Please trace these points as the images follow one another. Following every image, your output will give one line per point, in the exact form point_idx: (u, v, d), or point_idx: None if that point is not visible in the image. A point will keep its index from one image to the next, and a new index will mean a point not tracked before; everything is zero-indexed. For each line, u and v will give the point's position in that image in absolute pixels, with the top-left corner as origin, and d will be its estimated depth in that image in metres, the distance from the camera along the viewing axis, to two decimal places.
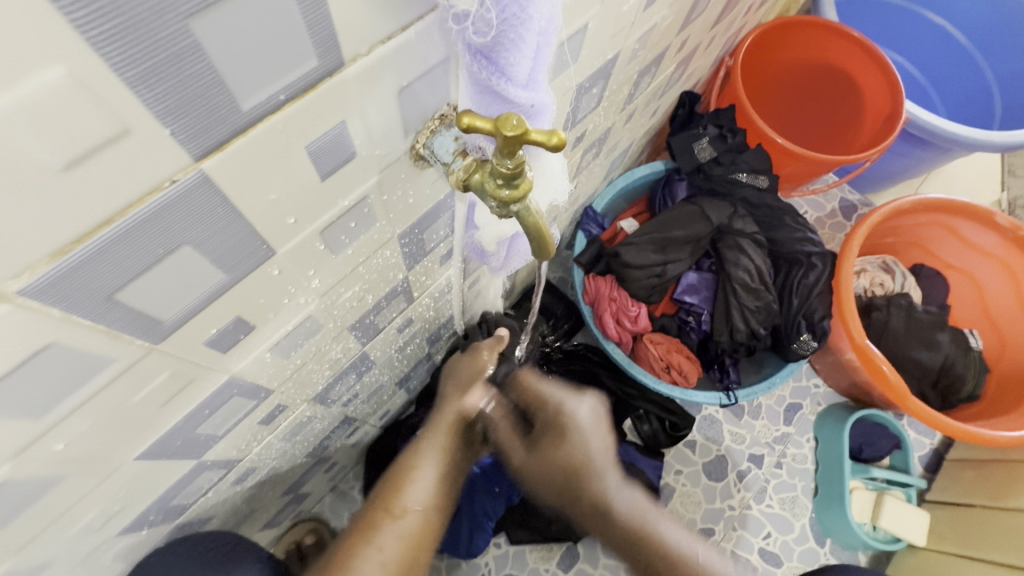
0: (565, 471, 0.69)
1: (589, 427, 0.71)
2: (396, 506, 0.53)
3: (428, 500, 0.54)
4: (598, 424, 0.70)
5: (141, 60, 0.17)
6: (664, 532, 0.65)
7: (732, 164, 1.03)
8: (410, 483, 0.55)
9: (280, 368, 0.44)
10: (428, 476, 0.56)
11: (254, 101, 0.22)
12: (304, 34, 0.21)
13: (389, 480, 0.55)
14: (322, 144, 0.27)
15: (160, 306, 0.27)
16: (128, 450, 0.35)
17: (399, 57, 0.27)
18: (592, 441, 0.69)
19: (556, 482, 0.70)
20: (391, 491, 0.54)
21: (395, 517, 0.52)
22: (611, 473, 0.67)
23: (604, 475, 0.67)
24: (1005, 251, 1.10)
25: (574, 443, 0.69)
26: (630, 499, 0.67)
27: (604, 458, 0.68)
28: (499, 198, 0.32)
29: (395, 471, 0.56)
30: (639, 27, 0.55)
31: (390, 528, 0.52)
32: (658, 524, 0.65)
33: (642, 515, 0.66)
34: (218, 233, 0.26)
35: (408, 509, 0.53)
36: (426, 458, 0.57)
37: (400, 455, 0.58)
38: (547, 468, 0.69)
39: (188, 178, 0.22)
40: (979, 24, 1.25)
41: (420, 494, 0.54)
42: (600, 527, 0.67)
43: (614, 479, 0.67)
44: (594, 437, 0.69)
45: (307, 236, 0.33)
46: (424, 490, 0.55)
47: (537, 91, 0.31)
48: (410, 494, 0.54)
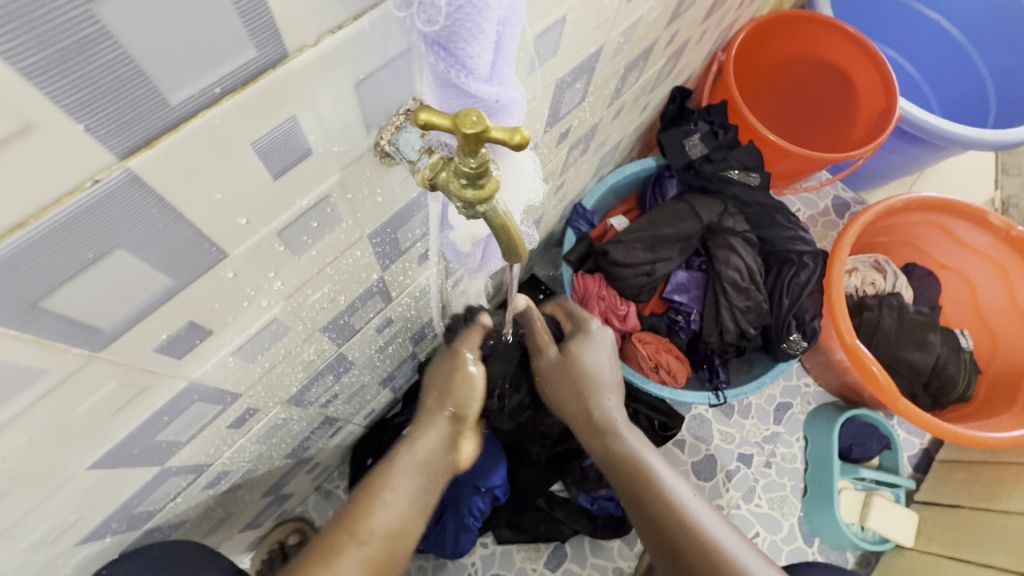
0: (587, 421, 0.59)
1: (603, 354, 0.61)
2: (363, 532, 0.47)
3: (394, 525, 0.48)
4: (611, 347, 0.62)
5: (39, 47, 0.16)
6: (678, 489, 0.53)
7: (723, 161, 1.02)
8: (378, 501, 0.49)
9: (246, 371, 0.43)
10: (399, 497, 0.49)
11: (184, 94, 0.20)
12: (235, 21, 0.20)
13: (360, 496, 0.49)
14: (271, 142, 0.26)
15: (97, 312, 0.25)
16: (79, 459, 0.34)
17: (352, 48, 0.25)
18: (606, 367, 0.61)
19: (570, 398, 0.60)
20: (357, 514, 0.48)
21: (360, 544, 0.47)
22: (617, 401, 0.59)
23: (606, 396, 0.59)
24: (998, 252, 1.10)
25: (586, 348, 0.61)
26: (652, 455, 0.55)
27: (614, 389, 0.60)
28: (464, 199, 0.30)
29: (367, 488, 0.50)
30: (624, 20, 0.53)
31: (350, 551, 0.46)
32: (658, 466, 0.55)
33: (644, 456, 0.55)
34: (157, 234, 0.24)
35: (373, 534, 0.47)
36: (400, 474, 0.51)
37: (374, 469, 0.51)
38: (562, 372, 0.61)
39: (112, 178, 0.20)
40: (974, 21, 1.24)
41: (387, 519, 0.48)
42: (604, 460, 0.57)
43: (619, 411, 0.58)
44: (601, 357, 0.61)
45: (264, 237, 0.31)
46: (392, 514, 0.49)
47: (503, 85, 0.29)
48: (377, 515, 0.48)
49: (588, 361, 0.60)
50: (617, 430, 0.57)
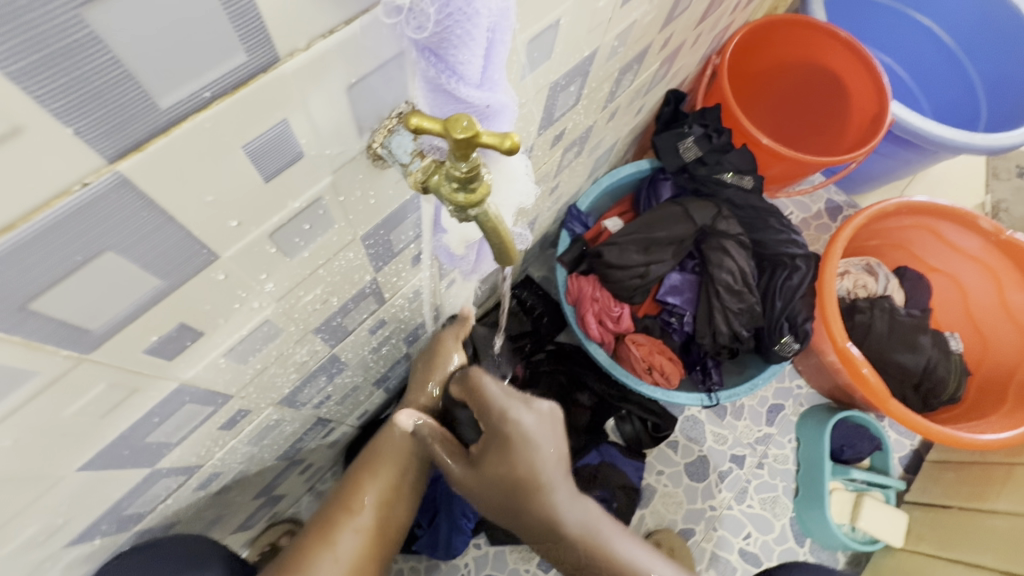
0: (516, 491, 0.48)
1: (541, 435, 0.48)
2: (354, 503, 0.54)
3: (383, 500, 0.55)
4: (555, 419, 0.50)
5: (28, 51, 0.16)
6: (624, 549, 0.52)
7: (717, 164, 1.03)
8: (371, 477, 0.55)
9: (238, 373, 0.43)
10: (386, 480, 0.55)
11: (174, 97, 0.20)
12: (225, 25, 0.20)
13: (356, 471, 0.56)
14: (262, 145, 0.26)
15: (86, 313, 0.25)
16: (70, 460, 0.33)
17: (345, 52, 0.26)
18: (546, 452, 0.48)
19: (502, 499, 0.50)
20: (350, 490, 0.55)
21: (353, 513, 0.53)
22: (562, 486, 0.49)
23: (553, 489, 0.49)
24: (988, 255, 1.11)
25: (518, 456, 0.47)
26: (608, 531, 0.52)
27: (558, 470, 0.49)
28: (456, 203, 0.30)
29: (358, 466, 0.57)
30: (617, 24, 0.53)
31: (346, 527, 0.53)
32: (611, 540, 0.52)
33: (595, 527, 0.51)
34: (147, 236, 0.25)
35: (366, 506, 0.54)
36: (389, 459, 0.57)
37: (365, 451, 0.58)
38: (488, 477, 0.48)
39: (101, 180, 0.20)
40: (965, 27, 1.25)
41: (376, 493, 0.55)
42: (549, 545, 0.53)
43: (565, 495, 0.50)
44: (544, 435, 0.48)
45: (255, 239, 0.31)
46: (379, 489, 0.55)
47: (494, 90, 0.29)
48: (369, 488, 0.55)
49: (525, 425, 0.48)
50: (556, 507, 0.49)
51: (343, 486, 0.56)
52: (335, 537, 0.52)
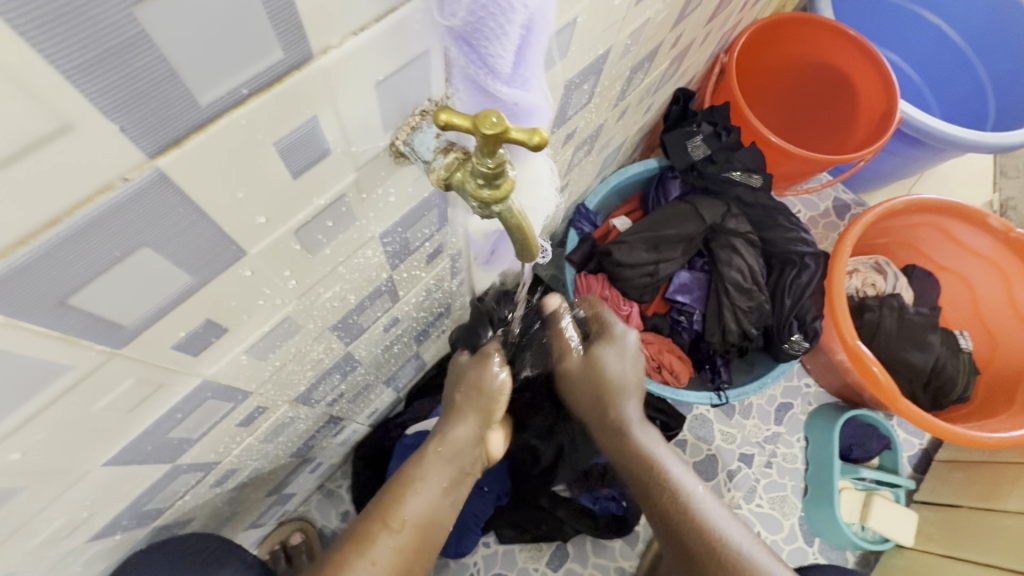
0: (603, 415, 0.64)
1: (633, 349, 0.65)
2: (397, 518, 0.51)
3: (425, 514, 0.53)
4: (635, 350, 0.64)
5: (79, 51, 0.16)
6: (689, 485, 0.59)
7: (726, 162, 1.03)
8: (410, 488, 0.54)
9: (257, 369, 0.43)
10: (429, 488, 0.54)
11: (213, 95, 0.21)
12: (264, 23, 0.20)
13: (396, 482, 0.55)
14: (292, 142, 0.26)
15: (119, 309, 0.25)
16: (97, 454, 0.34)
17: (374, 49, 0.26)
18: (629, 370, 0.64)
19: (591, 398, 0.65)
20: (392, 502, 0.53)
21: (392, 531, 0.51)
22: (635, 403, 0.64)
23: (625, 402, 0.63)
24: (998, 254, 1.10)
25: (607, 356, 0.64)
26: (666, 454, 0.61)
27: (635, 390, 0.64)
28: (480, 199, 0.30)
29: (400, 479, 0.55)
30: (631, 22, 0.53)
31: (383, 536, 0.50)
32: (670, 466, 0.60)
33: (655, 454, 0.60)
34: (181, 233, 0.25)
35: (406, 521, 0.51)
36: (431, 471, 0.56)
37: (407, 464, 0.56)
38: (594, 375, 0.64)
39: (141, 177, 0.21)
40: (973, 26, 1.25)
41: (418, 508, 0.53)
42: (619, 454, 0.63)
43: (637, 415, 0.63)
44: (624, 360, 0.64)
45: (280, 236, 0.31)
46: (422, 502, 0.54)
47: (525, 89, 0.29)
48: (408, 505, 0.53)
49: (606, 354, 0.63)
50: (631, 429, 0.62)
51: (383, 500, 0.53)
52: (372, 550, 0.49)
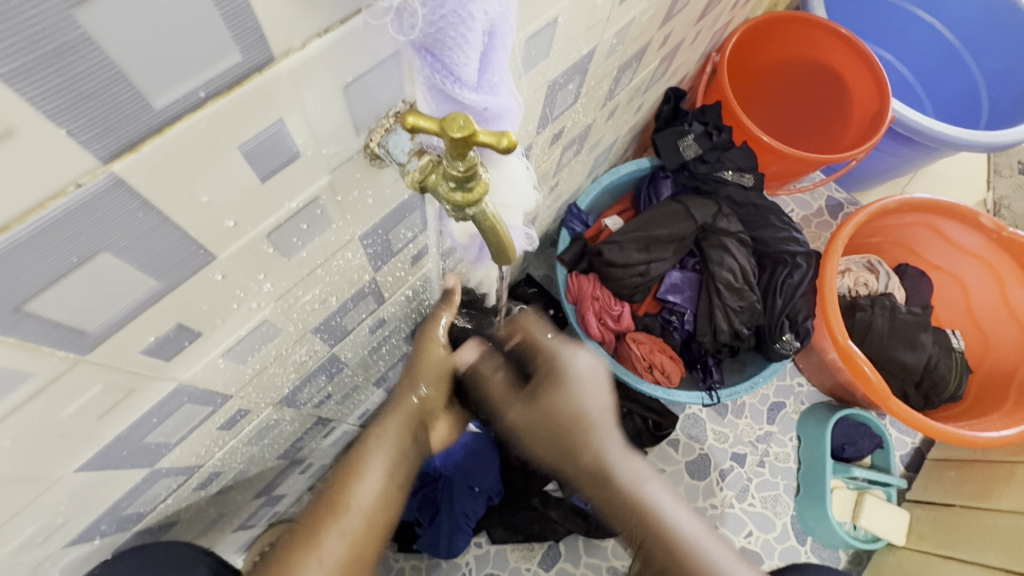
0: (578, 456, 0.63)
1: (587, 379, 0.63)
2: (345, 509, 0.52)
3: (373, 501, 0.54)
4: (596, 378, 0.63)
5: (18, 54, 0.16)
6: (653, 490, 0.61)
7: (717, 162, 1.03)
8: (358, 479, 0.54)
9: (237, 373, 0.43)
10: (375, 477, 0.55)
11: (168, 98, 0.20)
12: (220, 24, 0.20)
13: (341, 472, 0.55)
14: (258, 145, 0.26)
15: (82, 315, 0.25)
16: (70, 459, 0.33)
17: (340, 51, 0.25)
18: (591, 397, 0.62)
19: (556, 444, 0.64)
20: (338, 491, 0.53)
21: (340, 518, 0.52)
22: (609, 435, 0.62)
23: (600, 431, 0.62)
24: (989, 252, 1.10)
25: (569, 394, 0.62)
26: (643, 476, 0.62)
27: (604, 418, 0.62)
28: (454, 202, 0.30)
29: (346, 465, 0.56)
30: (615, 22, 0.53)
31: (334, 529, 0.52)
32: (647, 487, 0.61)
33: (634, 477, 0.61)
34: (143, 238, 0.24)
35: (351, 509, 0.52)
36: (379, 456, 0.56)
37: (354, 449, 0.57)
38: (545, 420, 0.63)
39: (96, 181, 0.20)
40: (966, 25, 1.25)
41: (365, 494, 0.54)
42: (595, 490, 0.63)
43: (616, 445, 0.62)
44: (588, 360, 0.64)
45: (252, 239, 0.31)
46: (369, 489, 0.54)
47: (495, 93, 0.29)
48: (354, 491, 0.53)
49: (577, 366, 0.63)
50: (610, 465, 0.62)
51: (329, 486, 0.54)
52: (320, 542, 0.51)
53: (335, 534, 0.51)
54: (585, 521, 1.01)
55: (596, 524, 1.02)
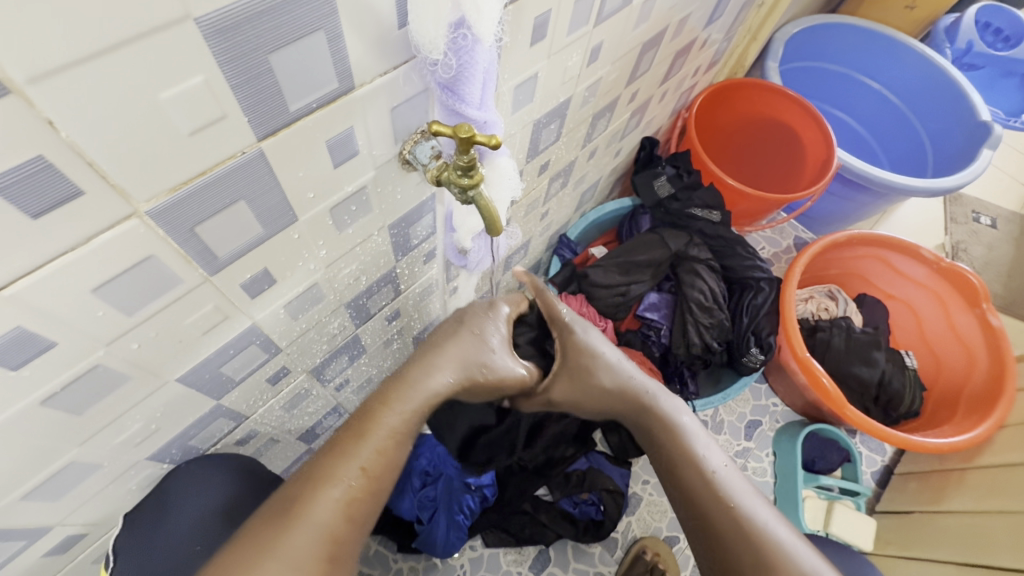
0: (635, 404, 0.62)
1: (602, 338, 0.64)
2: (369, 461, 0.46)
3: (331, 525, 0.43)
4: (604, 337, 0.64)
5: (239, 76, 0.30)
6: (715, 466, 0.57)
7: (688, 200, 1.19)
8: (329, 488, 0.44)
9: (289, 328, 0.56)
10: (337, 495, 0.44)
11: (297, 105, 0.35)
12: (330, 66, 0.35)
13: (354, 424, 0.48)
14: (336, 141, 0.40)
15: (220, 242, 0.39)
16: (175, 365, 0.45)
17: (389, 87, 0.41)
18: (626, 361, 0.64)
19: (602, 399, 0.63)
20: (296, 502, 0.43)
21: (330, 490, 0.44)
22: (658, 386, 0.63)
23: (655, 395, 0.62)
24: (933, 281, 1.23)
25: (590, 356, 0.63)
26: (769, 520, 0.53)
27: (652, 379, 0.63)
28: (461, 185, 0.44)
29: (301, 477, 0.45)
30: (586, 79, 0.70)
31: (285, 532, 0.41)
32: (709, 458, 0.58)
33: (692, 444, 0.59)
34: (262, 195, 0.38)
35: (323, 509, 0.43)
36: (395, 412, 0.49)
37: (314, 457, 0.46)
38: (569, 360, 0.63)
39: (252, 152, 0.35)
40: (908, 90, 1.48)
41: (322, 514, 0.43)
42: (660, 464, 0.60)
43: (721, 463, 0.58)
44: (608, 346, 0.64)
45: (321, 210, 0.45)
46: (329, 510, 0.43)
47: (487, 111, 0.44)
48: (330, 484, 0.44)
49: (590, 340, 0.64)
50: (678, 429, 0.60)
51: (279, 505, 0.43)
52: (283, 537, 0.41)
53: (330, 506, 0.43)
54: (573, 525, 1.10)
55: (584, 527, 1.11)
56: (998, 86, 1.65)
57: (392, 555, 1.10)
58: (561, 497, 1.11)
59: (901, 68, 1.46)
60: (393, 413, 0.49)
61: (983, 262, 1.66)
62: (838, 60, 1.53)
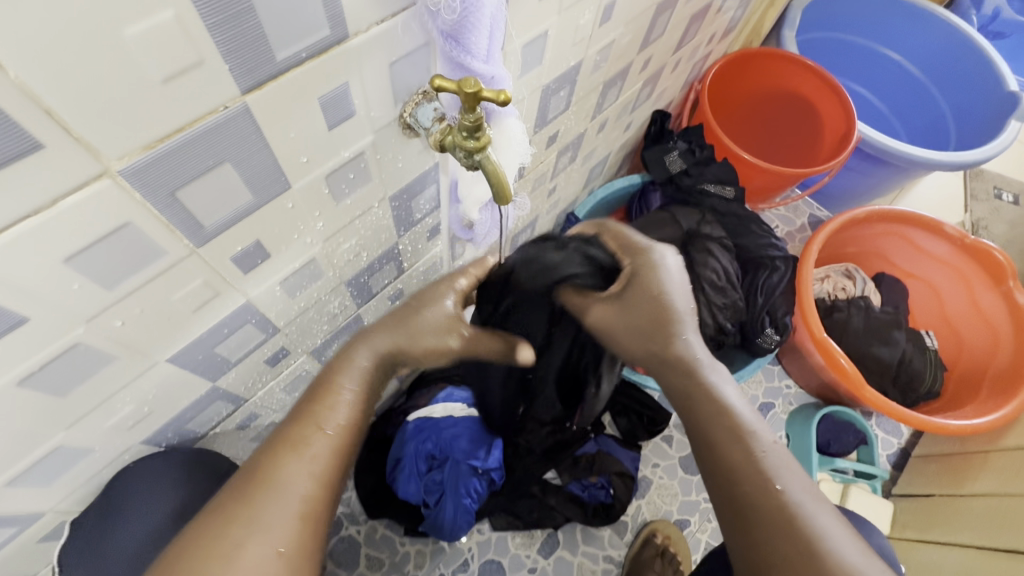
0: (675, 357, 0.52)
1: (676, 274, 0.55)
2: (329, 421, 0.43)
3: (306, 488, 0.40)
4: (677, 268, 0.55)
5: (214, 14, 0.27)
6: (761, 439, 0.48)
7: (700, 175, 1.15)
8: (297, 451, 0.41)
9: (286, 306, 0.53)
10: (312, 457, 0.41)
11: (284, 54, 0.31)
12: (319, 9, 0.31)
13: (316, 389, 0.45)
14: (329, 98, 0.37)
15: (207, 210, 0.36)
16: (164, 345, 0.42)
17: (386, 38, 0.37)
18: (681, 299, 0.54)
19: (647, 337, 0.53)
20: (262, 467, 0.40)
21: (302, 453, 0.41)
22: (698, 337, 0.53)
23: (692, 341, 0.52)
24: (956, 258, 1.19)
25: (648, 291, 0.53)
26: (809, 500, 0.45)
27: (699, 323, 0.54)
28: (467, 148, 0.41)
29: (271, 445, 0.42)
30: (598, 41, 0.66)
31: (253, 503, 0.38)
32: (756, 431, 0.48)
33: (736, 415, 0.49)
34: (249, 157, 0.35)
35: (289, 478, 0.39)
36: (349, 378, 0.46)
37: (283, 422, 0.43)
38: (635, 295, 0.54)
39: (236, 107, 0.31)
40: (931, 60, 1.42)
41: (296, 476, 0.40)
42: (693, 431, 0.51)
43: (768, 436, 0.48)
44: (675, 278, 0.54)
45: (316, 177, 0.42)
46: (303, 473, 0.40)
47: (493, 65, 0.40)
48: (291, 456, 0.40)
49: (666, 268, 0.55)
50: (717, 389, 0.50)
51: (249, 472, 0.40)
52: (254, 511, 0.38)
53: (298, 470, 0.40)
54: (582, 509, 1.08)
55: (593, 511, 1.09)
56: None
57: (399, 539, 1.08)
58: (570, 480, 1.10)
59: (924, 36, 1.39)
60: (356, 379, 0.46)
61: (1005, 239, 1.61)
62: (857, 29, 1.46)
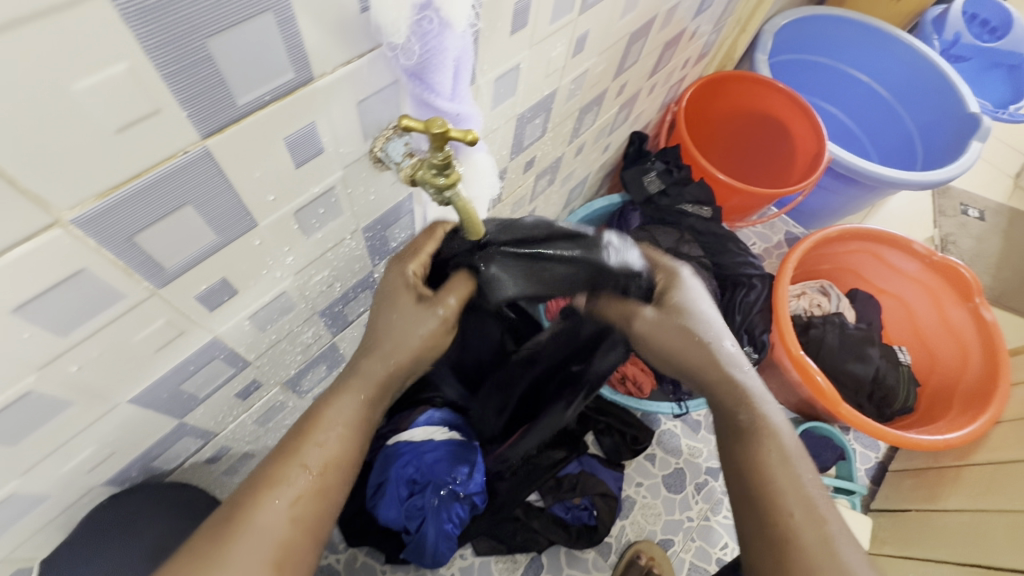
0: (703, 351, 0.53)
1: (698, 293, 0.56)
2: (313, 458, 0.43)
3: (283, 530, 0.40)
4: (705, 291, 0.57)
5: (170, 64, 0.26)
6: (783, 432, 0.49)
7: (679, 196, 1.16)
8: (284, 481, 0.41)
9: (256, 340, 0.52)
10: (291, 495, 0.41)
11: (246, 98, 0.31)
12: (281, 54, 0.31)
13: (303, 423, 0.44)
14: (296, 138, 0.37)
15: (168, 252, 0.35)
16: (126, 386, 0.41)
17: (352, 78, 0.37)
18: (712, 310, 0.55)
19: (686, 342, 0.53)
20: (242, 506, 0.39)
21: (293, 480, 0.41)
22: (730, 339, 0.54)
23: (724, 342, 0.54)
24: (926, 275, 1.22)
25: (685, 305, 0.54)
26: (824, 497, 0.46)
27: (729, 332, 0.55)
28: (437, 184, 0.41)
29: (255, 479, 0.41)
30: (571, 71, 0.67)
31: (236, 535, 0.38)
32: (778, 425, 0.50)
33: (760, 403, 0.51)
34: (212, 198, 0.34)
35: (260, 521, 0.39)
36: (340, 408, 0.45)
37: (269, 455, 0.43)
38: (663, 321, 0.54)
39: (195, 151, 0.31)
40: (897, 82, 1.46)
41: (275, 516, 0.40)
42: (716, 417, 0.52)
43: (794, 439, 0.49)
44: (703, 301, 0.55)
45: (284, 214, 0.41)
46: (279, 512, 0.40)
47: (461, 102, 0.41)
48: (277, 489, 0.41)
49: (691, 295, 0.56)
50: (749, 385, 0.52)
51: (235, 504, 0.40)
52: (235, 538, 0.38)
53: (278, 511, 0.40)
54: (566, 531, 1.07)
55: (576, 533, 1.08)
56: (985, 77, 1.65)
57: (380, 566, 1.08)
58: (553, 502, 1.09)
59: (890, 59, 1.44)
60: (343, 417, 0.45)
61: (972, 254, 1.66)
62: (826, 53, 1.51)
